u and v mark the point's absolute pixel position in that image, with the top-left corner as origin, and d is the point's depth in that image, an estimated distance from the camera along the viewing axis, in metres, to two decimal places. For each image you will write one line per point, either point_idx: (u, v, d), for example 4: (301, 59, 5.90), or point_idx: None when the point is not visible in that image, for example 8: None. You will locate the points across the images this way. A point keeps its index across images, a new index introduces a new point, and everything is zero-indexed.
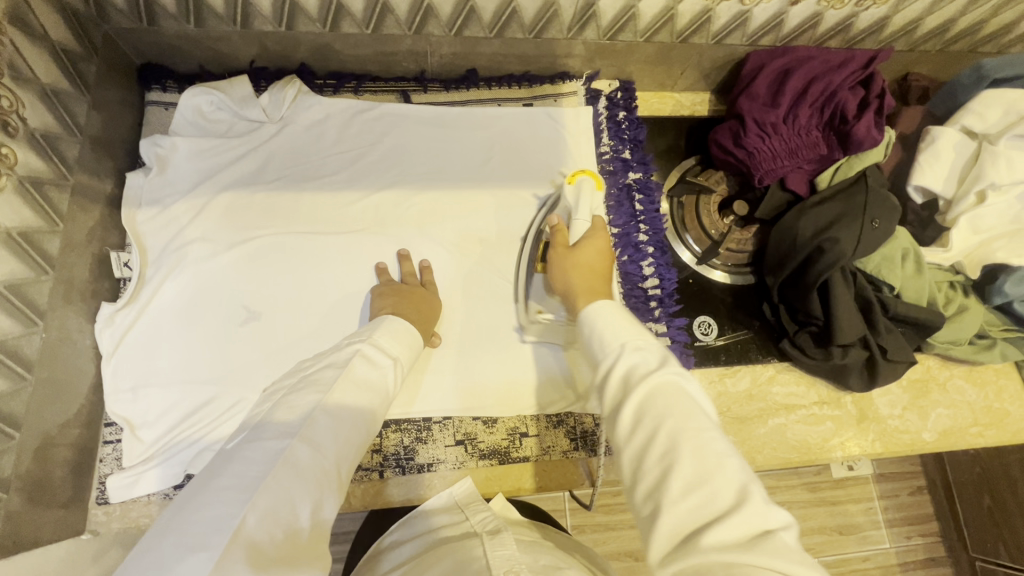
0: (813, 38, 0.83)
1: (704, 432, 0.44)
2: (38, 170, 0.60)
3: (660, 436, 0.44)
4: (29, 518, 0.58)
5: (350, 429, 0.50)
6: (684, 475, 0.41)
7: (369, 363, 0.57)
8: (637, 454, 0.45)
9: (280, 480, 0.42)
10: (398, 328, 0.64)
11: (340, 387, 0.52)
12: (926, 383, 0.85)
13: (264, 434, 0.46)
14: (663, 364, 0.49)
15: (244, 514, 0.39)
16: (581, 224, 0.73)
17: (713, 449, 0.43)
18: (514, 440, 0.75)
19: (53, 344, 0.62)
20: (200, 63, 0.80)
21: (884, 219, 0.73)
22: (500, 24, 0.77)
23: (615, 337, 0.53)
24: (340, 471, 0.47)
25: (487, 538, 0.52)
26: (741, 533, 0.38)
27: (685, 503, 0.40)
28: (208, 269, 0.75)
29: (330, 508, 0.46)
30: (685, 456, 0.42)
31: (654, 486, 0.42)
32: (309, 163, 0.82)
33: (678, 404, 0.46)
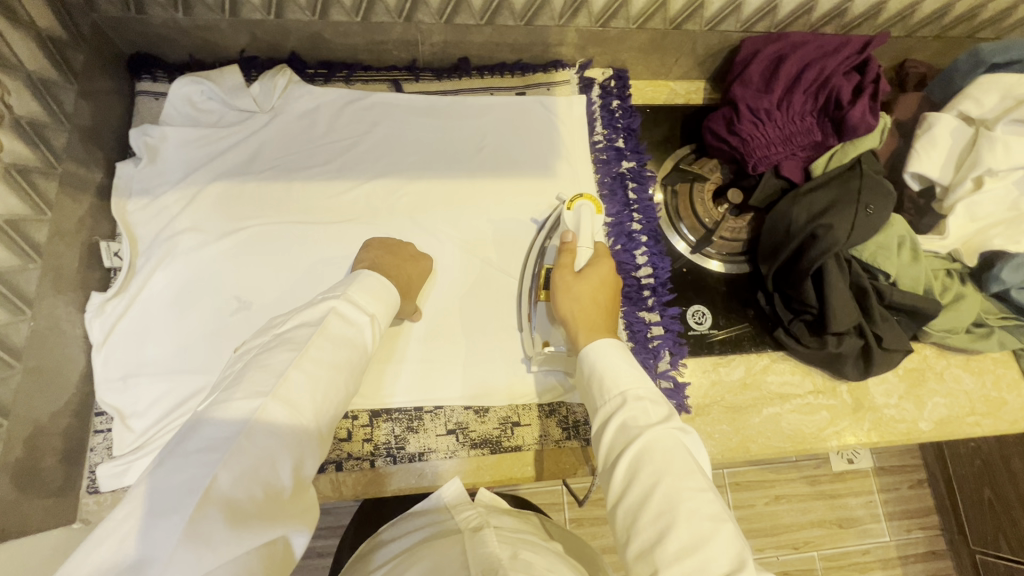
0: (808, 24, 0.82)
1: (697, 494, 0.48)
2: (25, 158, 0.60)
3: (655, 496, 0.48)
4: (18, 505, 0.58)
5: (328, 386, 0.51)
6: (679, 539, 0.45)
7: (345, 321, 0.56)
8: (631, 511, 0.49)
9: (255, 440, 0.44)
10: (374, 284, 0.62)
11: (314, 345, 0.52)
12: (922, 372, 0.84)
13: (234, 393, 0.47)
14: (663, 419, 0.53)
15: (216, 475, 0.41)
16: (588, 250, 0.72)
17: (705, 510, 0.47)
18: (506, 429, 0.75)
19: (43, 332, 0.62)
20: (191, 53, 0.80)
21: (878, 204, 0.72)
22: (490, 11, 0.76)
23: (617, 383, 0.57)
24: (318, 428, 0.49)
25: (470, 538, 0.54)
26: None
27: (680, 564, 0.44)
28: (198, 258, 0.75)
29: (310, 464, 0.48)
30: (680, 517, 0.46)
31: (649, 545, 0.46)
32: (298, 153, 0.81)
33: (674, 464, 0.50)
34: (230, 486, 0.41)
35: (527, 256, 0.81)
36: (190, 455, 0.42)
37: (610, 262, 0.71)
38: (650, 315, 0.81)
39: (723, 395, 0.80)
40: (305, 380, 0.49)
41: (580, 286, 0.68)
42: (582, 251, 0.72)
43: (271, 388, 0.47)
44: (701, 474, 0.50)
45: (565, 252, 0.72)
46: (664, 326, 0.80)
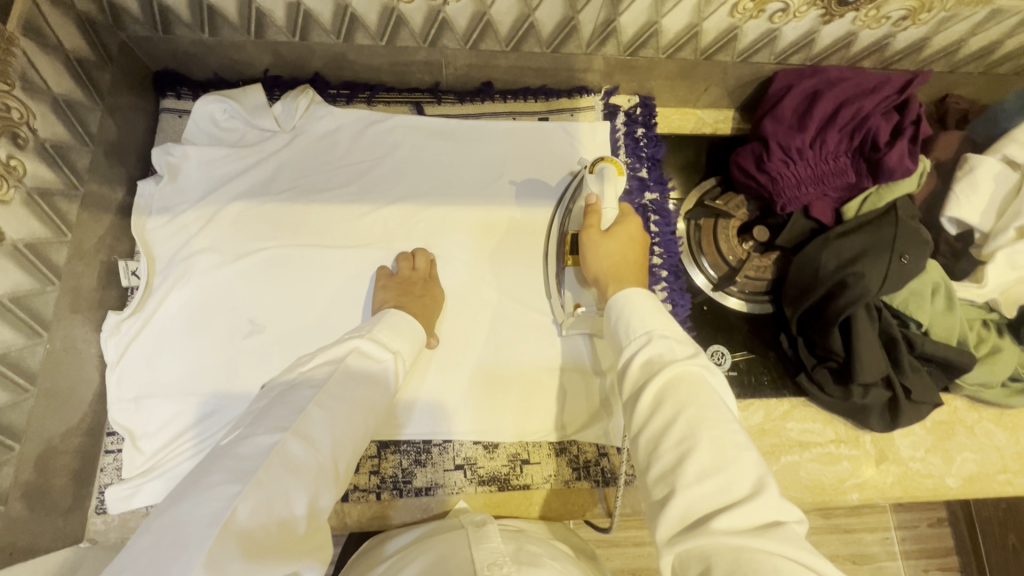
0: (846, 58, 0.79)
1: (723, 426, 0.44)
2: (48, 181, 0.60)
3: (679, 422, 0.45)
4: (27, 526, 0.59)
5: (348, 421, 0.49)
6: (700, 462, 0.42)
7: (367, 357, 0.56)
8: (652, 437, 0.46)
9: (274, 473, 0.42)
10: (400, 322, 0.63)
11: (335, 382, 0.51)
12: (952, 425, 0.80)
13: (257, 429, 0.45)
14: (689, 354, 0.50)
15: (234, 506, 0.39)
16: (613, 209, 0.72)
17: (729, 439, 0.44)
18: (515, 467, 0.74)
19: (57, 354, 0.62)
20: (215, 71, 0.80)
21: (914, 252, 0.69)
22: (517, 38, 0.75)
23: (642, 323, 0.54)
24: (337, 462, 0.47)
25: (474, 532, 0.56)
26: (751, 520, 0.40)
27: (700, 487, 0.41)
28: (214, 280, 0.75)
29: (327, 499, 0.45)
30: (704, 443, 0.43)
31: (669, 469, 0.43)
32: (319, 174, 0.81)
33: (700, 394, 0.47)
34: (247, 519, 0.39)
35: (545, 275, 0.80)
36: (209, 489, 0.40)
37: (636, 221, 0.70)
38: None
39: None
40: (325, 416, 0.48)
41: (607, 242, 0.68)
42: (606, 211, 0.71)
43: (292, 422, 0.46)
44: (726, 407, 0.46)
45: (589, 214, 0.71)
46: None
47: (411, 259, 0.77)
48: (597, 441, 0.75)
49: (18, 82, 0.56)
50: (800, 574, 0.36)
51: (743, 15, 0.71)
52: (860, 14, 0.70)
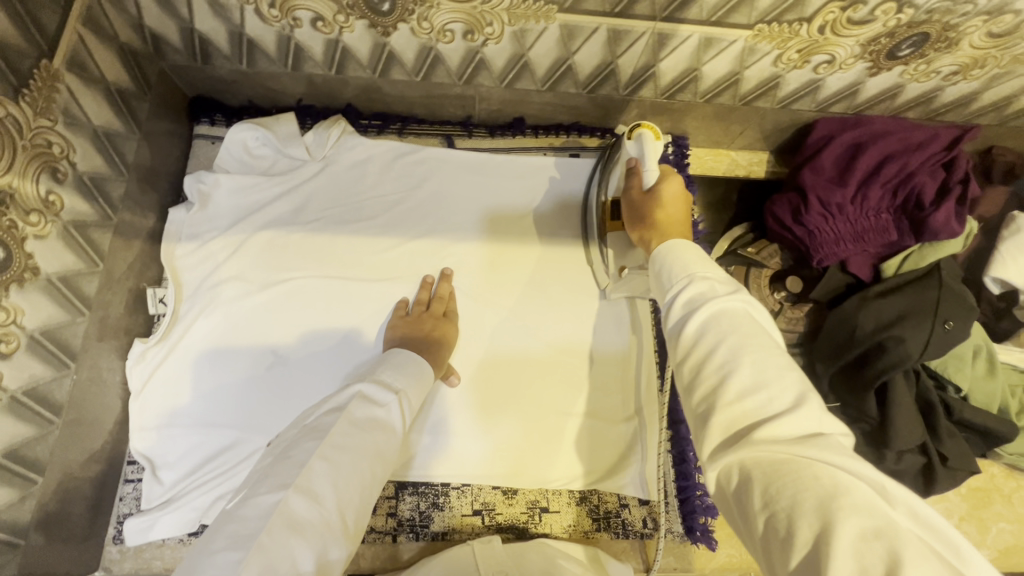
0: (890, 109, 0.77)
1: (767, 349, 0.42)
2: (84, 213, 0.60)
3: (720, 351, 0.42)
4: (44, 559, 0.59)
5: (354, 471, 0.48)
6: (741, 381, 0.40)
7: (370, 401, 0.54)
8: (692, 367, 0.44)
9: (277, 534, 0.42)
10: (409, 363, 0.62)
11: (338, 430, 0.50)
12: (988, 493, 0.77)
13: (261, 487, 0.45)
14: (732, 292, 0.46)
15: (237, 574, 0.39)
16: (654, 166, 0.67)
17: (771, 362, 0.41)
18: (534, 514, 0.72)
19: (83, 384, 0.62)
20: (250, 99, 0.80)
21: (958, 319, 0.66)
22: (554, 78, 0.74)
23: (683, 268, 0.50)
24: (344, 515, 0.46)
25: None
26: (794, 433, 0.37)
27: (740, 407, 0.39)
28: (239, 309, 0.74)
29: (336, 552, 0.45)
30: (745, 365, 0.40)
31: (710, 393, 0.41)
32: (348, 206, 0.81)
33: (745, 327, 0.43)
34: None
35: (595, 274, 0.80)
36: (215, 554, 0.41)
37: (679, 179, 0.66)
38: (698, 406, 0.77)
39: None
40: (328, 468, 0.47)
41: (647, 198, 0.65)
42: (648, 170, 0.67)
43: (294, 478, 0.45)
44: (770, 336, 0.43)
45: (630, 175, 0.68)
46: None
47: (428, 301, 0.76)
48: (619, 492, 0.74)
49: (61, 117, 0.57)
50: (845, 477, 0.33)
51: (787, 64, 0.69)
52: (909, 68, 0.69)
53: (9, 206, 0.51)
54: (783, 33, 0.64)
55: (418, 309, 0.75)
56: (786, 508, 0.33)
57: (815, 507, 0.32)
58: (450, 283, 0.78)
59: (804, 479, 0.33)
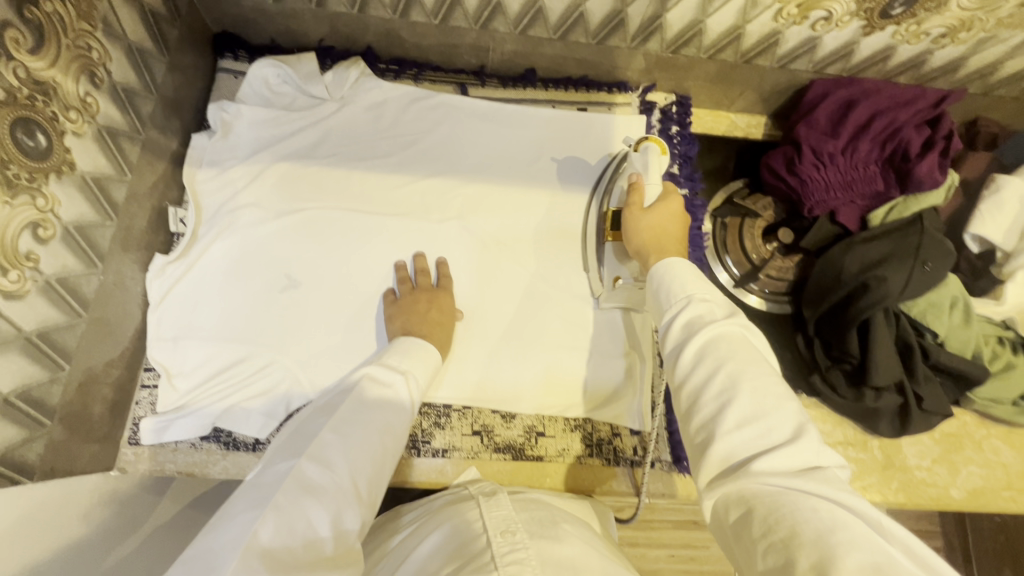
0: (882, 72, 0.81)
1: (766, 377, 0.46)
2: (115, 121, 0.64)
3: (720, 375, 0.46)
4: (67, 448, 0.61)
5: (365, 442, 0.50)
6: (741, 410, 0.44)
7: (378, 382, 0.56)
8: (690, 393, 0.48)
9: (290, 497, 0.44)
10: (416, 349, 0.63)
11: (348, 407, 0.52)
12: (960, 438, 0.82)
13: (277, 459, 0.48)
14: (729, 316, 0.50)
15: (254, 529, 0.41)
16: (656, 185, 0.71)
17: (770, 390, 0.45)
18: (530, 438, 0.76)
19: (108, 286, 0.65)
20: (272, 37, 0.83)
21: (936, 262, 0.71)
22: (566, 26, 0.78)
23: (682, 286, 0.54)
24: (357, 483, 0.47)
25: (484, 500, 0.54)
26: (793, 464, 0.41)
27: (740, 433, 0.43)
28: (255, 235, 0.77)
29: (352, 519, 0.46)
30: (744, 393, 0.44)
31: (710, 418, 0.45)
32: (364, 143, 0.84)
33: (743, 351, 0.47)
34: (270, 542, 0.41)
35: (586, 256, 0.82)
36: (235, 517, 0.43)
37: (679, 199, 0.69)
38: None
39: None
40: (339, 439, 0.49)
41: (650, 217, 0.68)
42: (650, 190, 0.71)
43: (305, 448, 0.48)
44: (766, 362, 0.48)
45: (633, 191, 0.71)
46: None
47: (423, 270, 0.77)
48: (611, 421, 0.78)
49: (101, 25, 0.60)
50: (842, 513, 0.37)
51: (787, 19, 0.73)
52: (901, 28, 0.73)
53: (51, 97, 0.54)
54: None
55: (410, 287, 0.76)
56: (783, 538, 0.37)
57: (811, 539, 0.36)
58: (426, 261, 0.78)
59: (802, 512, 0.37)
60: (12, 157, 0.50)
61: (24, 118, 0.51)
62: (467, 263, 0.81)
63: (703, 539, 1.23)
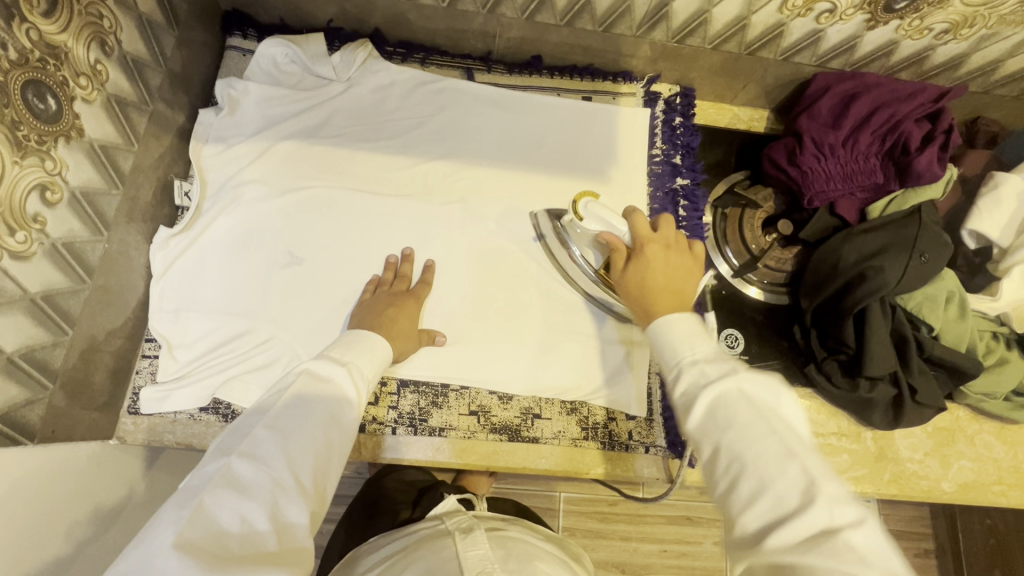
0: (884, 67, 0.82)
1: (765, 438, 0.44)
2: (124, 91, 0.65)
3: (723, 445, 0.46)
4: (68, 414, 0.62)
5: (304, 434, 0.48)
6: (748, 483, 0.43)
7: (316, 375, 0.54)
8: (708, 461, 0.47)
9: (220, 495, 0.42)
10: (360, 341, 0.62)
11: (284, 402, 0.50)
12: (952, 432, 0.82)
13: (207, 459, 0.46)
14: (723, 373, 0.49)
15: (180, 531, 0.39)
16: (620, 224, 0.70)
17: (771, 452, 0.43)
18: (526, 420, 0.76)
19: (113, 255, 0.66)
20: (280, 16, 0.83)
21: (932, 254, 0.73)
22: (572, 13, 0.78)
23: (673, 355, 0.54)
24: (299, 475, 0.45)
25: (461, 538, 0.55)
26: (811, 532, 0.39)
27: (752, 510, 0.42)
28: (259, 211, 0.78)
29: (296, 512, 0.44)
30: (751, 463, 0.43)
31: (726, 493, 0.44)
32: (370, 123, 0.84)
33: (739, 409, 0.46)
34: (198, 542, 0.39)
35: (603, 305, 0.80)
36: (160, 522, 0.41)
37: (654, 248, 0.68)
38: None
39: None
40: (274, 434, 0.47)
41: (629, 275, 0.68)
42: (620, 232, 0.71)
43: (237, 446, 0.46)
44: (768, 418, 0.45)
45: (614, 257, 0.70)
46: None
47: (391, 280, 0.77)
48: (606, 405, 0.78)
49: None
50: None
51: (791, 12, 0.73)
52: (904, 23, 0.73)
53: (63, 63, 0.55)
54: None
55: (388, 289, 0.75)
56: None
57: None
58: (412, 264, 0.78)
59: None
60: (22, 118, 0.51)
61: (33, 80, 0.52)
62: (462, 250, 0.81)
63: (695, 534, 1.23)
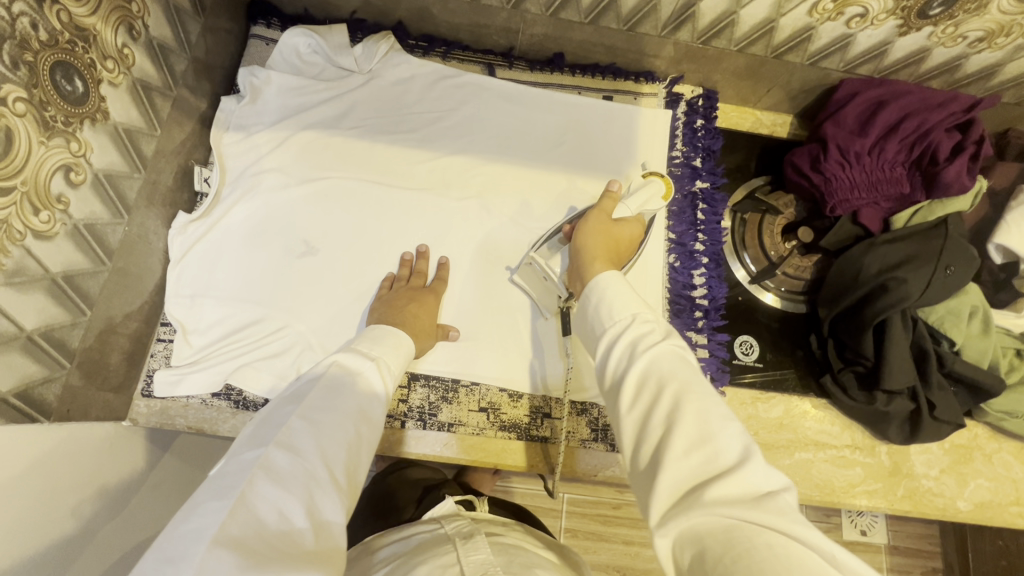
0: (914, 74, 0.80)
1: (706, 397, 0.45)
2: (149, 76, 0.65)
3: (665, 397, 0.45)
4: (83, 394, 0.63)
5: (336, 428, 0.48)
6: (686, 436, 0.42)
7: (346, 369, 0.55)
8: (637, 418, 0.46)
9: (259, 487, 0.42)
10: (382, 334, 0.62)
11: (316, 395, 0.51)
12: (970, 450, 0.80)
13: (242, 451, 0.46)
14: (665, 338, 0.50)
15: (223, 524, 0.39)
16: (631, 210, 0.74)
17: (714, 412, 0.44)
18: (536, 418, 0.76)
19: (132, 239, 0.67)
20: (305, 6, 0.83)
21: (958, 267, 0.71)
22: (598, 10, 0.77)
23: (625, 308, 0.53)
24: (332, 470, 0.46)
25: (461, 543, 0.55)
26: (740, 487, 0.39)
27: (687, 461, 0.41)
28: (277, 200, 0.78)
29: (330, 508, 0.44)
30: (689, 415, 0.43)
31: (658, 445, 0.43)
32: (389, 116, 0.84)
33: (682, 369, 0.47)
34: (240, 535, 0.39)
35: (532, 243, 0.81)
36: (198, 514, 0.40)
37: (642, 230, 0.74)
38: (698, 335, 0.80)
39: (758, 430, 0.78)
40: (309, 427, 0.48)
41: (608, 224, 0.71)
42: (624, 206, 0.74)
43: (273, 438, 0.46)
44: (698, 377, 0.46)
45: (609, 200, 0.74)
46: (710, 350, 0.79)
47: (407, 276, 0.77)
48: None
49: None
50: (796, 547, 0.35)
51: (821, 15, 0.72)
52: (938, 30, 0.71)
53: (91, 46, 0.55)
54: None
55: (404, 282, 0.76)
56: None
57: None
58: (427, 260, 0.78)
59: (759, 548, 0.35)
60: (50, 99, 0.51)
61: (62, 61, 0.52)
62: (475, 247, 0.81)
63: None
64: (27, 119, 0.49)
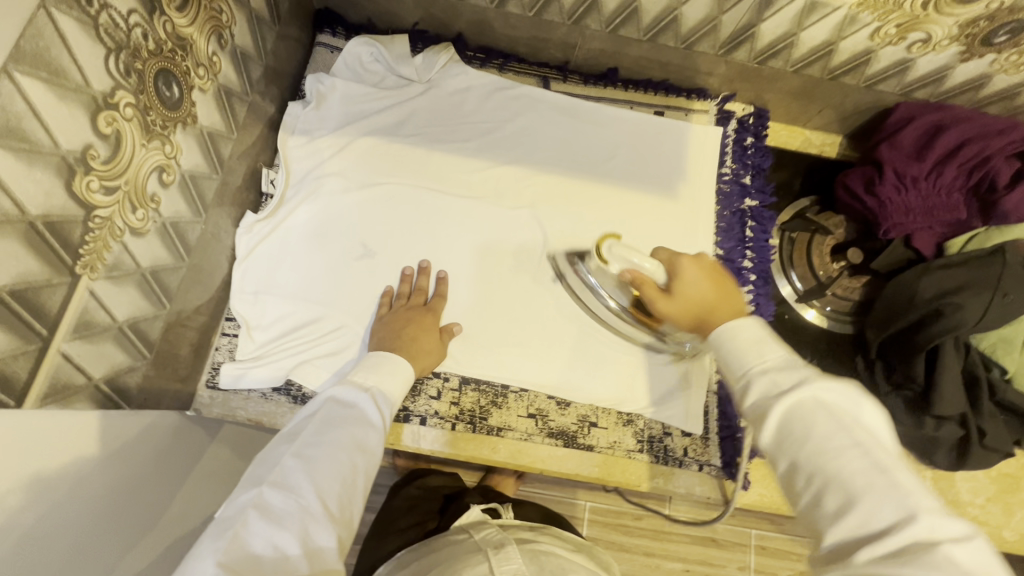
0: (973, 100, 0.80)
1: (851, 450, 0.42)
2: (231, 82, 0.68)
3: (800, 460, 0.44)
4: (156, 383, 0.65)
5: (330, 461, 0.51)
6: (833, 498, 0.41)
7: (341, 403, 0.58)
8: (786, 477, 0.45)
9: (253, 524, 0.45)
10: (379, 361, 0.65)
11: (310, 431, 0.54)
12: (1018, 480, 0.79)
13: (242, 488, 0.49)
14: (798, 384, 0.46)
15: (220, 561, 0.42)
16: (648, 260, 0.68)
17: (856, 466, 0.41)
18: (583, 427, 0.77)
19: (207, 237, 0.70)
20: (370, 16, 0.86)
21: (1017, 295, 0.71)
22: (657, 29, 0.79)
23: (740, 366, 0.50)
24: (326, 503, 0.49)
25: (492, 553, 0.57)
26: (902, 548, 0.37)
27: (841, 525, 0.40)
28: (337, 204, 0.80)
29: (325, 537, 0.47)
30: (833, 475, 0.42)
31: (811, 506, 0.42)
32: (445, 125, 0.86)
33: (816, 422, 0.44)
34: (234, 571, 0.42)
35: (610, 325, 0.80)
36: (200, 549, 0.44)
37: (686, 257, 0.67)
38: None
39: None
40: (303, 463, 0.50)
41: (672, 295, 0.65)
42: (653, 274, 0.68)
43: (268, 476, 0.49)
44: (845, 430, 0.43)
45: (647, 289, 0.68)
46: None
47: (407, 293, 0.77)
48: (663, 420, 0.78)
49: None
50: None
51: (883, 39, 0.72)
52: (1000, 57, 0.71)
53: (187, 54, 0.58)
54: (887, 4, 0.66)
55: (407, 299, 0.77)
56: None
57: None
58: (445, 285, 0.79)
59: None
60: (152, 105, 0.54)
61: (164, 70, 0.55)
62: (528, 256, 0.82)
63: (721, 556, 1.22)
64: (133, 124, 0.52)
